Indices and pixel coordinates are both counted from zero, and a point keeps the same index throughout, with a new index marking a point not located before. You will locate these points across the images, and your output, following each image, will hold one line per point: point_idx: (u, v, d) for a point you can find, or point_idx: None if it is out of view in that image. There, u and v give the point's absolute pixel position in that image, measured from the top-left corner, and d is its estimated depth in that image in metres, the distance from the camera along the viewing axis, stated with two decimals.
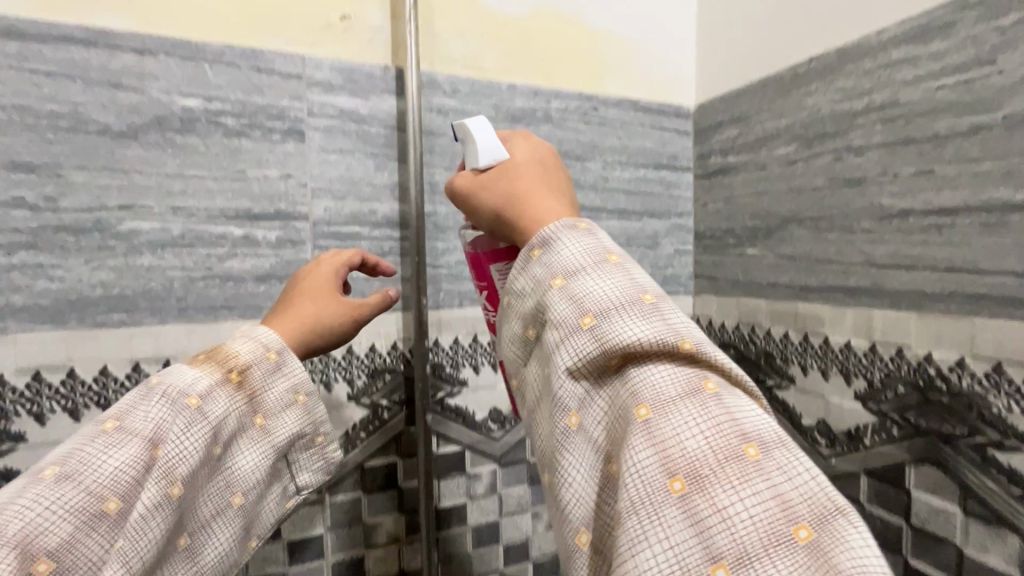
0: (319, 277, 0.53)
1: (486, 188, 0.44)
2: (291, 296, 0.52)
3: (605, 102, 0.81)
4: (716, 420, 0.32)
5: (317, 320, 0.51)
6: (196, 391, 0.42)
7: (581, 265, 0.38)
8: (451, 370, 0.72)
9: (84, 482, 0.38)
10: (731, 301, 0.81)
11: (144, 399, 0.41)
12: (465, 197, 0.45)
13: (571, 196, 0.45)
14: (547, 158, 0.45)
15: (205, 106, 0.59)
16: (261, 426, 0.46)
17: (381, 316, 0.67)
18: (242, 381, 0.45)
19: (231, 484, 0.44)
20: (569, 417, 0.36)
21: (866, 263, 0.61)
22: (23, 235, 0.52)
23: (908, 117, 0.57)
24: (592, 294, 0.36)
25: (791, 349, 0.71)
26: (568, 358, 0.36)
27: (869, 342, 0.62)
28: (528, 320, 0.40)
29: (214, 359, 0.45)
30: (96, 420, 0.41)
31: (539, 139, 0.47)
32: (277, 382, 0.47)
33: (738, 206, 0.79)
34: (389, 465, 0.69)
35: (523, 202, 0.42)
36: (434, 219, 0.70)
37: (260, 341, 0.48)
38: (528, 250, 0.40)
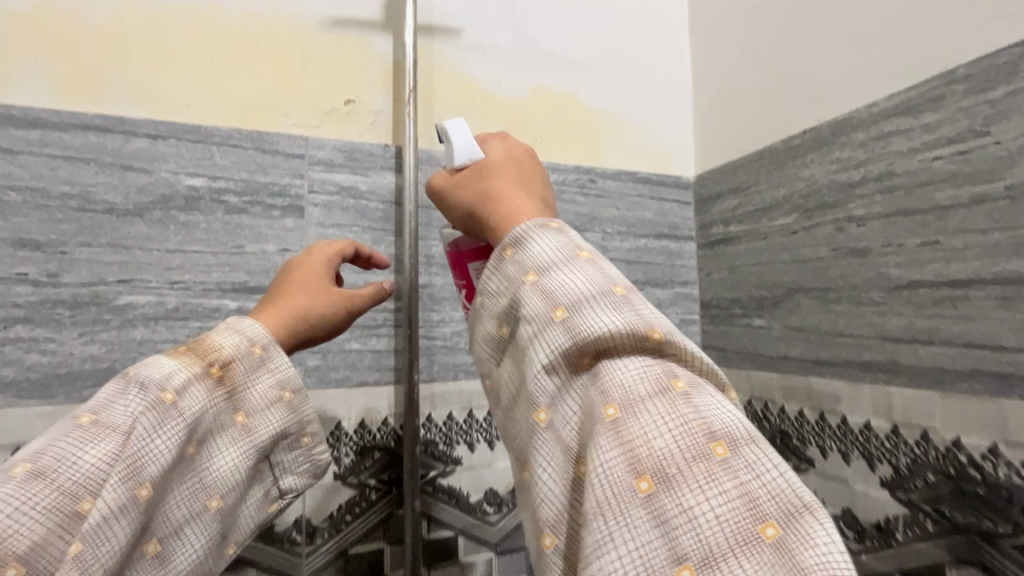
0: (311, 269, 0.53)
1: (461, 187, 0.44)
2: (282, 285, 0.52)
3: (603, 174, 0.82)
4: (686, 418, 0.31)
5: (307, 314, 0.50)
6: (172, 386, 0.42)
7: (552, 261, 0.37)
8: (445, 448, 0.68)
9: (57, 480, 0.37)
10: (741, 374, 0.77)
11: (121, 393, 0.41)
12: (441, 193, 0.45)
13: (546, 197, 0.45)
14: (523, 158, 0.46)
15: (209, 185, 0.61)
16: (242, 425, 0.46)
17: (372, 390, 0.66)
18: (223, 376, 0.45)
19: (207, 485, 0.44)
20: (538, 414, 0.35)
21: (878, 337, 0.58)
22: (21, 309, 0.53)
23: (906, 187, 0.55)
24: (564, 288, 0.36)
25: (808, 429, 0.66)
26: (539, 352, 0.35)
27: (890, 424, 0.57)
28: (501, 317, 0.39)
29: (196, 351, 0.45)
30: (70, 415, 0.40)
31: (516, 140, 0.47)
32: (261, 379, 0.47)
33: (743, 276, 0.77)
34: (376, 552, 0.64)
35: (497, 202, 0.43)
36: (429, 291, 0.70)
37: (245, 334, 0.47)
38: (501, 249, 0.40)
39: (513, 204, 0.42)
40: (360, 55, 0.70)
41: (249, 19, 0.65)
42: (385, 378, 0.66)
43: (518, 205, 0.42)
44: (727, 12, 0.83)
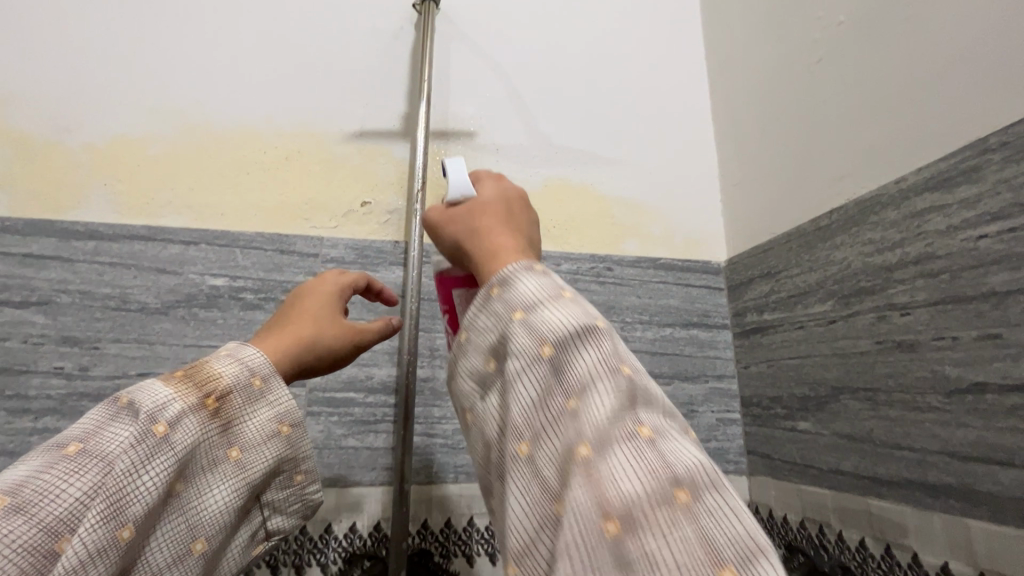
0: (322, 296, 0.50)
1: (453, 222, 0.43)
2: (291, 313, 0.49)
3: (622, 261, 0.79)
4: (653, 461, 0.30)
5: (313, 343, 0.48)
6: (165, 417, 0.39)
7: (537, 298, 0.36)
8: (441, 561, 0.63)
9: (37, 516, 0.35)
10: (790, 488, 0.65)
11: (113, 420, 0.39)
12: (433, 225, 0.44)
13: (532, 239, 0.44)
14: (513, 201, 0.44)
15: (230, 283, 0.66)
16: (236, 460, 0.43)
17: (366, 491, 0.63)
18: (218, 407, 0.42)
19: (193, 528, 0.40)
20: (520, 447, 0.33)
21: (943, 453, 0.47)
22: (53, 400, 0.59)
23: (951, 272, 0.47)
24: (550, 324, 0.34)
25: (873, 566, 0.54)
26: (526, 388, 0.33)
27: (976, 570, 0.44)
28: (488, 352, 0.37)
29: (193, 378, 0.42)
30: (55, 443, 0.38)
31: (511, 181, 0.46)
32: (261, 410, 0.44)
33: (783, 371, 0.68)
34: None
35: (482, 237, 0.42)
36: (432, 384, 0.68)
37: (245, 364, 0.44)
38: (487, 288, 0.38)
39: (496, 243, 0.41)
40: (379, 160, 0.75)
41: (282, 137, 0.73)
42: (380, 478, 0.64)
43: (501, 245, 0.41)
44: (748, 97, 0.81)
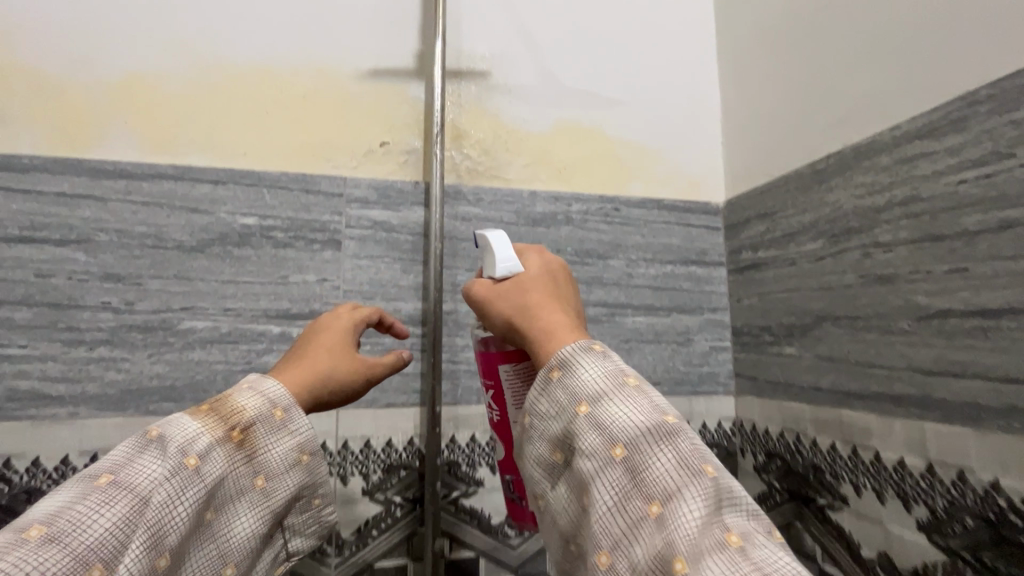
0: (335, 332, 0.54)
1: (503, 298, 0.48)
2: (307, 348, 0.53)
3: (628, 202, 0.84)
4: (747, 570, 0.33)
5: (324, 377, 0.51)
6: (196, 451, 0.43)
7: (604, 394, 0.41)
8: (467, 469, 0.71)
9: (72, 545, 0.37)
10: (773, 405, 0.74)
11: (144, 453, 0.42)
12: (481, 302, 0.49)
13: (575, 310, 0.49)
14: (556, 274, 0.50)
15: (260, 222, 0.69)
16: (260, 488, 0.47)
17: (400, 412, 0.70)
18: (243, 439, 0.46)
19: (223, 552, 0.45)
20: (605, 549, 0.38)
21: (909, 368, 0.55)
22: (104, 332, 0.62)
23: (932, 212, 0.53)
24: (620, 424, 0.39)
25: (840, 465, 0.63)
26: (605, 486, 0.39)
27: (925, 462, 0.53)
28: (556, 443, 0.43)
29: (218, 412, 0.46)
30: (85, 475, 0.41)
31: (550, 254, 0.51)
32: (282, 440, 0.48)
33: (773, 303, 0.75)
34: (399, 567, 0.68)
35: (535, 313, 0.46)
36: (455, 316, 0.74)
37: (268, 397, 0.48)
38: (549, 373, 0.43)
39: (550, 320, 0.46)
40: (395, 101, 0.76)
41: (298, 75, 0.73)
42: (411, 400, 0.70)
43: (555, 323, 0.46)
44: (753, 41, 0.83)
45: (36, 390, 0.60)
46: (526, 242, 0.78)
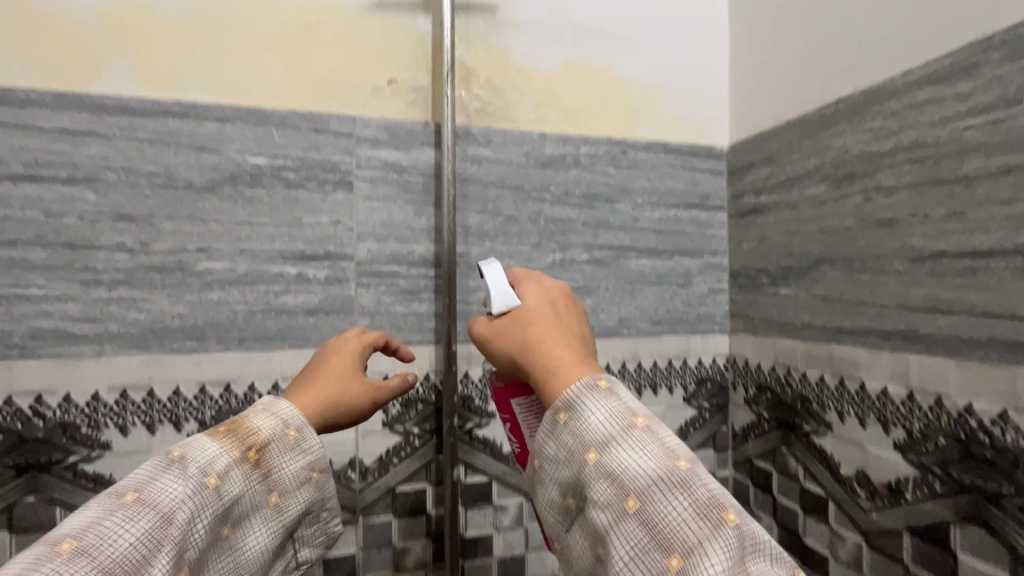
0: (346, 355, 0.56)
1: (503, 335, 0.48)
2: (316, 372, 0.55)
3: (635, 146, 0.84)
4: None
5: (334, 399, 0.53)
6: (215, 470, 0.45)
7: (612, 439, 0.40)
8: (480, 403, 0.75)
9: (100, 558, 0.38)
10: (766, 342, 0.79)
11: (166, 471, 0.43)
12: (484, 341, 0.49)
13: (582, 338, 0.48)
14: (559, 302, 0.49)
15: (270, 162, 0.68)
16: (274, 504, 0.49)
17: (415, 350, 0.72)
18: (259, 459, 0.48)
19: (238, 565, 0.47)
20: None
21: (899, 306, 0.59)
22: (121, 273, 0.63)
23: (936, 157, 0.56)
24: (630, 473, 0.39)
25: (827, 394, 0.69)
26: (620, 538, 0.38)
27: (906, 390, 0.58)
28: (567, 487, 0.43)
29: (236, 433, 0.47)
30: (113, 491, 0.42)
31: (550, 282, 0.51)
32: (295, 459, 0.50)
33: (772, 246, 0.78)
34: (419, 491, 0.73)
35: (537, 348, 0.46)
36: (466, 258, 0.75)
37: (281, 418, 0.50)
38: (554, 415, 0.43)
39: (555, 355, 0.45)
40: (401, 36, 0.74)
41: (299, 6, 0.70)
42: (426, 339, 0.73)
43: (559, 357, 0.45)
44: None
45: (59, 330, 0.61)
46: (535, 185, 0.79)
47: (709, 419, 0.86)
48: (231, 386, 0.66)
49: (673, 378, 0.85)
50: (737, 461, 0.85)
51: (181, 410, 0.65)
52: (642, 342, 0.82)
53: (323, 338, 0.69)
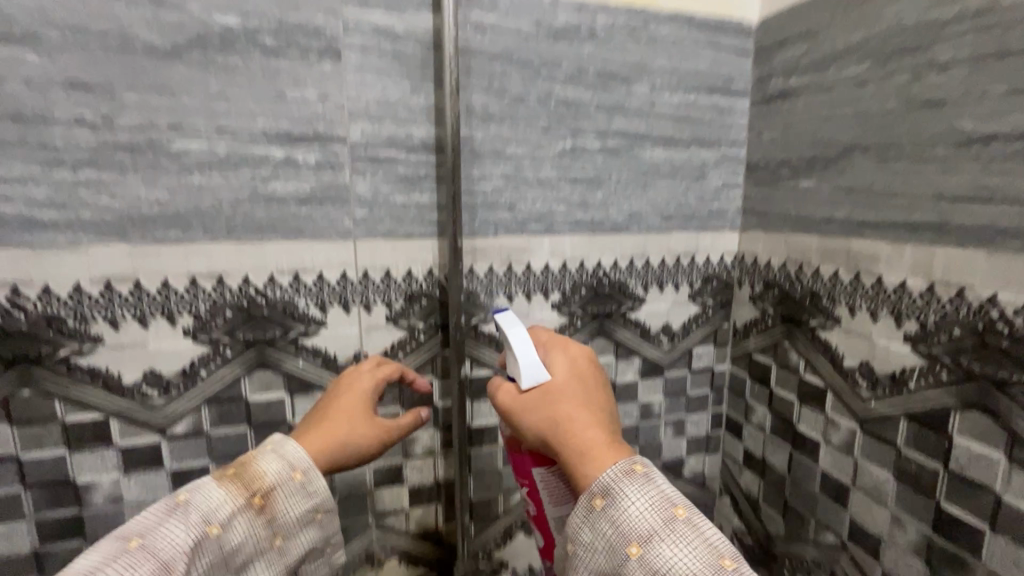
0: (355, 394, 0.61)
1: (533, 410, 0.53)
2: (329, 412, 0.60)
3: (657, 18, 0.75)
4: None
5: (344, 443, 0.58)
6: (216, 519, 0.50)
7: (652, 530, 0.45)
8: (485, 299, 0.73)
9: None
10: (779, 238, 0.77)
11: (169, 518, 0.49)
12: (512, 413, 0.54)
13: (607, 410, 0.54)
14: (585, 377, 0.54)
15: (243, 24, 0.58)
16: (278, 546, 0.54)
17: (418, 243, 0.69)
18: (262, 503, 0.53)
19: None
20: None
21: (934, 197, 0.56)
22: (85, 152, 0.56)
23: (1007, 25, 0.49)
24: (671, 564, 0.43)
25: (839, 289, 0.68)
26: None
27: (927, 283, 0.57)
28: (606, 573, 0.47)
29: (242, 479, 0.53)
30: (121, 537, 0.48)
31: (576, 354, 0.56)
32: (298, 501, 0.55)
33: (798, 134, 0.73)
34: (426, 384, 0.73)
35: (567, 428, 0.51)
36: (470, 144, 0.69)
37: (288, 459, 0.55)
38: (592, 500, 0.48)
39: (585, 437, 0.50)
40: None
41: None
42: (429, 232, 0.69)
43: (587, 438, 0.50)
44: None
45: (24, 216, 0.55)
46: (545, 61, 0.70)
47: (712, 316, 0.86)
48: (225, 279, 0.62)
49: (680, 276, 0.83)
50: (736, 356, 0.87)
51: (173, 303, 0.61)
52: (651, 238, 0.79)
53: (319, 229, 0.64)
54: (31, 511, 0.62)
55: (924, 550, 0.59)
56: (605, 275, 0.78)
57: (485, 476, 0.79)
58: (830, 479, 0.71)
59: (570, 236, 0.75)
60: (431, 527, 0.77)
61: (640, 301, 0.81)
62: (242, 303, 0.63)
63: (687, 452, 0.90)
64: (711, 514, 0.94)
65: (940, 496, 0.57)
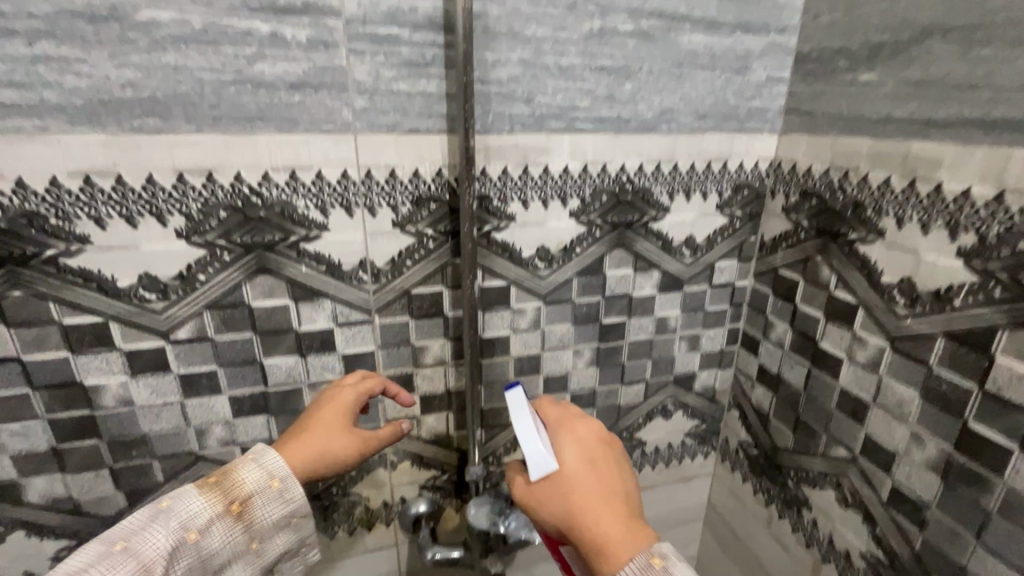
0: (336, 407, 0.64)
1: (551, 504, 0.54)
2: (312, 424, 0.63)
3: None
4: None
5: (324, 456, 0.61)
6: (195, 526, 0.54)
7: None
8: (498, 205, 0.68)
9: None
10: (824, 142, 0.69)
11: (152, 523, 0.53)
12: (532, 506, 0.55)
13: (624, 492, 0.54)
14: (598, 463, 0.55)
15: None
16: (254, 549, 0.59)
17: (426, 140, 0.62)
18: (241, 510, 0.57)
19: None
20: None
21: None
22: (39, 21, 0.48)
23: None
24: None
25: (888, 199, 0.62)
26: None
27: (995, 191, 0.51)
28: None
29: (223, 486, 0.57)
30: (106, 539, 0.51)
31: (585, 439, 0.57)
32: (275, 507, 0.59)
33: (863, 16, 0.63)
34: (435, 295, 0.70)
35: (585, 522, 0.52)
36: (483, 22, 0.60)
37: (266, 468, 0.59)
38: None
39: (604, 532, 0.51)
40: None
41: None
42: (438, 128, 0.62)
43: (606, 532, 0.51)
44: None
45: None
46: None
47: (740, 229, 0.81)
48: (215, 176, 0.57)
49: (709, 184, 0.76)
50: (760, 271, 0.83)
51: (162, 202, 0.56)
52: (681, 140, 0.72)
53: (315, 121, 0.58)
54: (42, 412, 0.61)
55: (940, 466, 0.59)
56: (629, 181, 0.72)
57: (496, 387, 0.78)
58: (849, 397, 0.69)
59: (593, 135, 0.68)
60: (442, 434, 0.78)
61: (663, 210, 0.76)
62: (236, 204, 0.59)
63: (700, 367, 0.89)
64: (717, 426, 0.95)
65: (968, 415, 0.55)
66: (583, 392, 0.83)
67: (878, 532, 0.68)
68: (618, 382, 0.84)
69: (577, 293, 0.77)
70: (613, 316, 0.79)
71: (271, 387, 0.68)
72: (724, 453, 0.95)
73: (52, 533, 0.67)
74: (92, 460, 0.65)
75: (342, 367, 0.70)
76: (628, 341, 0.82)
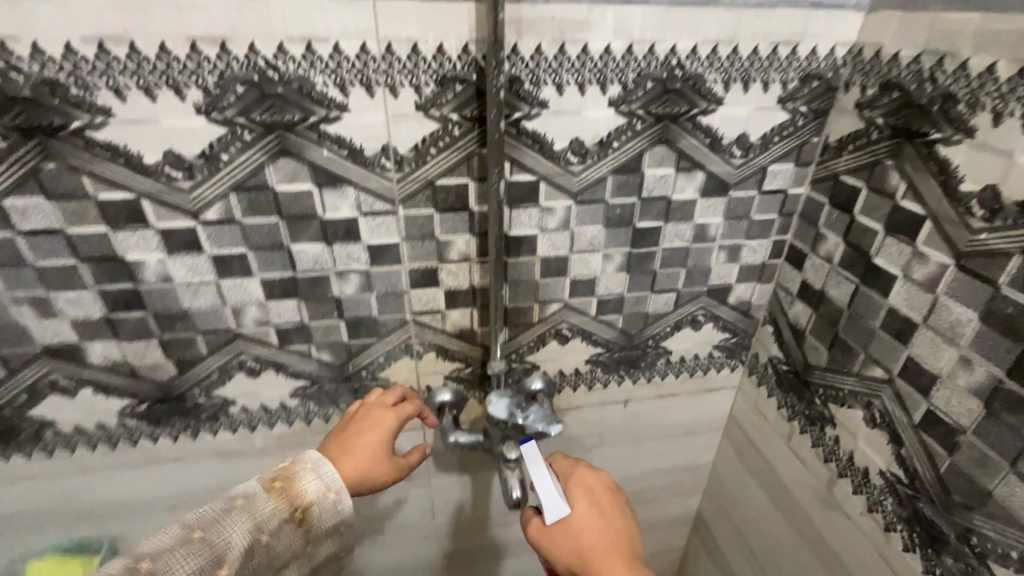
0: (381, 432, 0.71)
1: (564, 542, 0.66)
2: (357, 443, 0.70)
3: None
4: None
5: (367, 476, 0.68)
6: (264, 527, 0.58)
7: None
8: (530, 89, 0.62)
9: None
10: (921, 19, 0.58)
11: (225, 516, 0.57)
12: (547, 546, 0.67)
13: (623, 532, 0.67)
14: (603, 510, 0.68)
15: None
16: (306, 549, 0.63)
17: (451, 9, 0.56)
18: (302, 515, 0.62)
19: None
20: None
21: None
22: None
23: None
24: None
25: (986, 90, 0.52)
26: None
27: None
28: None
29: (289, 492, 0.62)
30: (185, 526, 0.55)
31: (593, 488, 0.70)
32: (328, 515, 0.64)
33: None
34: (460, 187, 0.67)
35: (592, 557, 0.64)
36: None
37: (324, 480, 0.64)
38: None
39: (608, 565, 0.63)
40: None
41: None
42: None
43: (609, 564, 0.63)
44: None
45: None
46: None
47: (802, 127, 0.72)
48: (229, 46, 0.54)
49: (772, 73, 0.67)
50: (820, 177, 0.75)
51: (177, 74, 0.54)
52: (745, 17, 0.62)
53: None
54: (91, 283, 0.65)
55: (986, 393, 0.56)
56: (679, 66, 0.64)
57: (522, 287, 0.77)
58: (896, 316, 0.65)
59: (642, 7, 0.60)
60: (466, 329, 0.79)
61: (716, 102, 0.68)
62: (252, 79, 0.56)
63: (738, 279, 0.84)
64: (749, 340, 0.92)
65: None
66: (611, 297, 0.81)
67: (903, 453, 0.66)
68: (648, 289, 0.82)
69: (611, 194, 0.72)
70: (648, 221, 0.75)
71: (300, 273, 0.69)
72: (752, 367, 0.94)
73: (115, 392, 0.74)
74: (141, 330, 0.70)
75: (367, 258, 0.70)
76: (662, 248, 0.78)
